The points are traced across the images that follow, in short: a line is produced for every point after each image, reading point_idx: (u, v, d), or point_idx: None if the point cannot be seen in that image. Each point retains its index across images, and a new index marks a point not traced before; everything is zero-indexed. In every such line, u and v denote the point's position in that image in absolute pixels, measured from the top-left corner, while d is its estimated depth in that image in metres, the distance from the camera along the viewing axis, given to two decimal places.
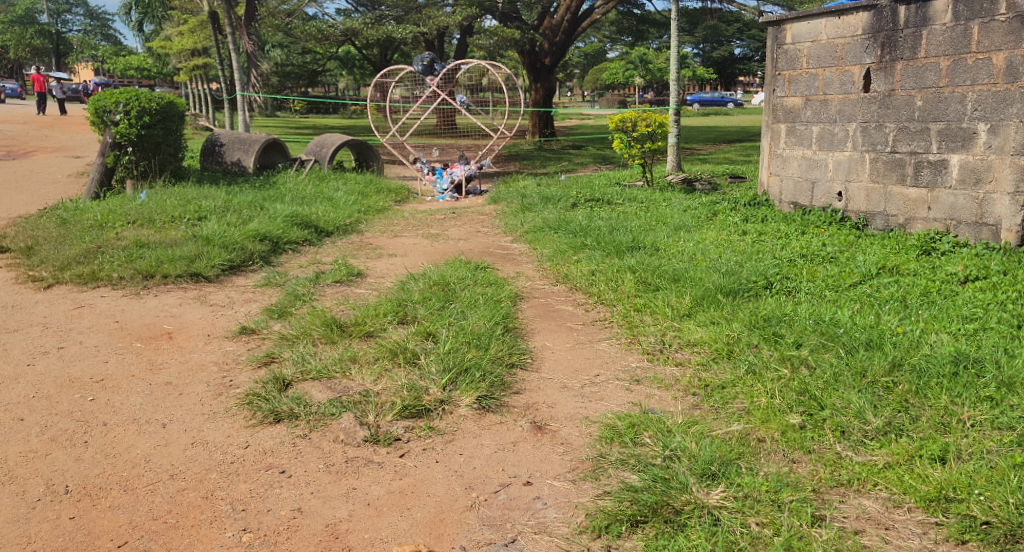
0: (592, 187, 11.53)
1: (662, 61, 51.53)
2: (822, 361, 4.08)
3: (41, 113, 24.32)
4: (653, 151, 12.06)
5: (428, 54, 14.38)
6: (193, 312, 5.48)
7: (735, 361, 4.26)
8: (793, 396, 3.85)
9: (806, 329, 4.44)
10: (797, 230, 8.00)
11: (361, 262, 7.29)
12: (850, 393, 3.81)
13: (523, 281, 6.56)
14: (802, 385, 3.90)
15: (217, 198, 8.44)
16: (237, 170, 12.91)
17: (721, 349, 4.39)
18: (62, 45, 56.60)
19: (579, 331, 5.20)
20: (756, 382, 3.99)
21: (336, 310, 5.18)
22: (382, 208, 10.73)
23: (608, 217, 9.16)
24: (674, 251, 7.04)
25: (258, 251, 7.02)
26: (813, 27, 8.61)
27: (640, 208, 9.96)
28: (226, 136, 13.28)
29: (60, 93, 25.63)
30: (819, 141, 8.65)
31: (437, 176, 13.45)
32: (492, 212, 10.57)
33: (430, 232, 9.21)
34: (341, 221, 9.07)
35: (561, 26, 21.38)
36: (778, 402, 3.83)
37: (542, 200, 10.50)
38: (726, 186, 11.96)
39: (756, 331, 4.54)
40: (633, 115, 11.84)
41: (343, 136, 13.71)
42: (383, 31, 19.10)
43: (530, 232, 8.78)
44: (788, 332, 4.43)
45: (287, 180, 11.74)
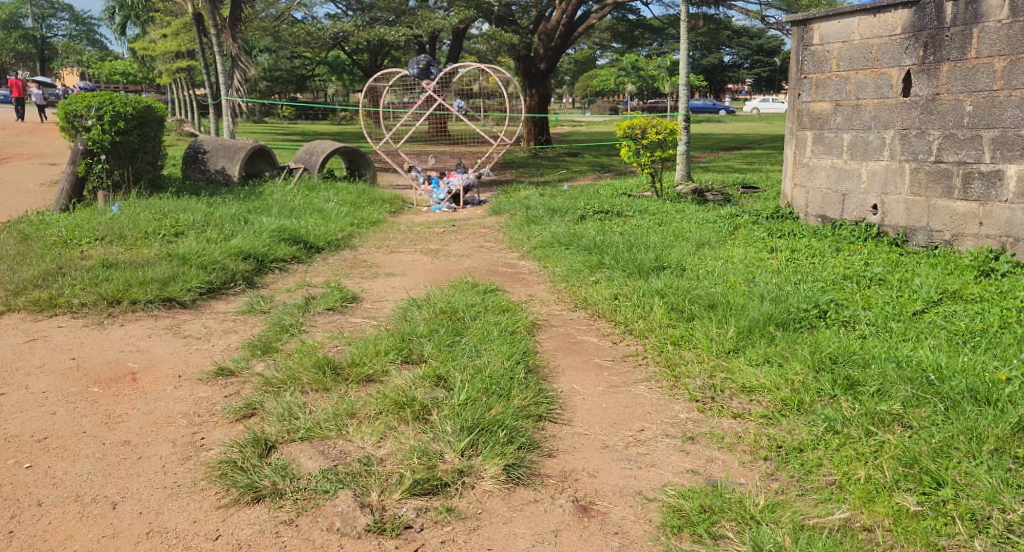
0: (598, 198, 10.88)
1: (654, 68, 51.02)
2: (924, 422, 3.49)
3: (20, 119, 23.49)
4: (663, 159, 11.41)
5: (423, 57, 13.69)
6: (162, 345, 4.77)
7: (808, 417, 3.64)
8: (897, 469, 3.27)
9: (890, 375, 3.82)
10: (831, 246, 7.37)
11: (356, 284, 6.59)
12: (975, 469, 3.20)
13: (538, 306, 5.89)
14: (910, 455, 3.31)
15: (196, 211, 7.71)
16: (221, 179, 12.20)
17: (790, 398, 3.76)
18: (47, 51, 55.74)
19: (610, 368, 4.53)
20: (846, 448, 3.42)
21: (329, 346, 4.47)
22: (376, 221, 10.03)
23: (622, 231, 8.47)
24: (702, 272, 6.36)
25: (239, 271, 6.32)
26: (845, 26, 7.99)
27: (654, 220, 9.28)
28: (209, 143, 12.57)
29: (40, 99, 24.79)
30: (851, 150, 8.02)
31: (433, 185, 12.78)
32: (494, 225, 9.89)
33: (430, 247, 8.52)
34: (333, 235, 8.37)
35: (557, 30, 20.66)
36: (883, 476, 3.26)
37: (547, 212, 9.82)
38: (740, 197, 11.33)
39: (825, 374, 3.91)
40: (642, 121, 11.18)
41: (334, 143, 13.03)
42: (374, 33, 18.40)
43: (538, 248, 8.10)
44: (869, 379, 3.81)
45: (274, 190, 11.04)
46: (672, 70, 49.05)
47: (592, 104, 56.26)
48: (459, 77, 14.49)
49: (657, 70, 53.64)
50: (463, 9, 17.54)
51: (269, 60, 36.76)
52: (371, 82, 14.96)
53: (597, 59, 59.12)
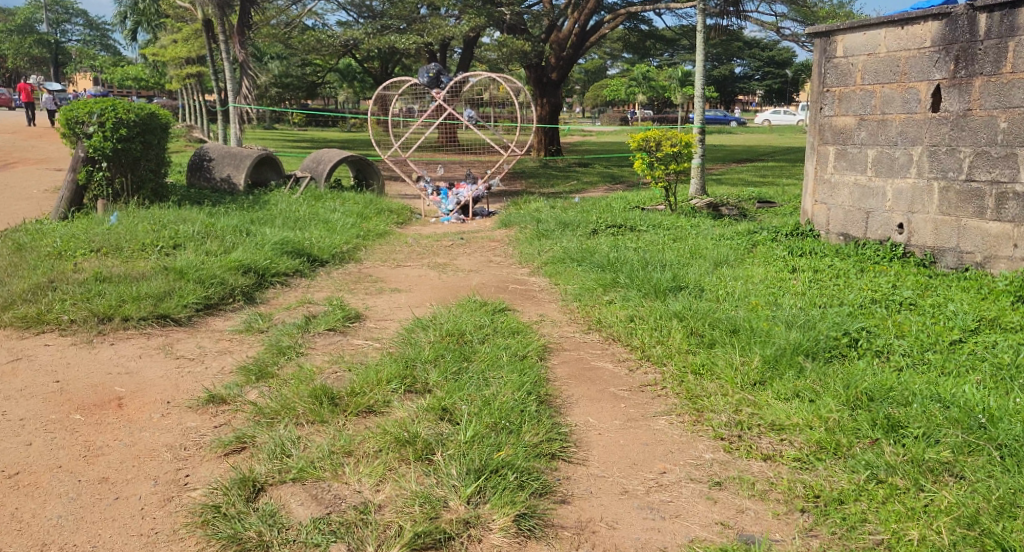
0: (611, 211, 10.62)
1: (665, 79, 50.76)
2: (981, 475, 3.28)
3: (28, 123, 23.34)
4: (677, 172, 11.13)
5: (434, 65, 13.44)
6: (152, 367, 4.49)
7: (846, 462, 3.43)
8: (956, 530, 3.06)
9: (937, 417, 3.60)
10: (855, 267, 7.09)
11: (361, 301, 6.35)
12: None
13: (549, 327, 5.62)
14: (970, 515, 3.10)
15: (196, 221, 7.48)
16: (227, 187, 11.99)
17: (826, 440, 3.55)
18: (60, 55, 55.81)
19: (626, 398, 4.25)
20: (898, 503, 3.21)
21: (328, 372, 4.21)
22: (382, 232, 9.78)
23: (635, 247, 8.19)
24: (722, 293, 6.08)
25: (239, 286, 6.06)
26: (871, 38, 7.71)
27: (669, 236, 9.00)
28: (215, 151, 12.37)
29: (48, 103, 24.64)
30: (876, 166, 7.74)
31: (442, 196, 12.55)
32: (503, 238, 9.62)
33: (437, 261, 8.27)
34: (338, 248, 8.12)
35: (569, 40, 20.50)
36: (940, 537, 3.05)
37: (558, 225, 9.55)
38: (756, 212, 11.06)
39: (864, 414, 3.68)
40: (657, 133, 10.90)
41: (341, 151, 12.79)
42: (384, 41, 18.17)
43: (549, 264, 7.83)
44: (914, 421, 3.59)
45: (280, 200, 10.82)
46: (683, 80, 48.78)
47: (603, 114, 56.01)
48: (469, 87, 14.24)
49: (669, 80, 53.38)
50: (475, 17, 17.31)
51: (279, 66, 36.62)
52: (380, 90, 14.73)
53: (608, 69, 58.90)
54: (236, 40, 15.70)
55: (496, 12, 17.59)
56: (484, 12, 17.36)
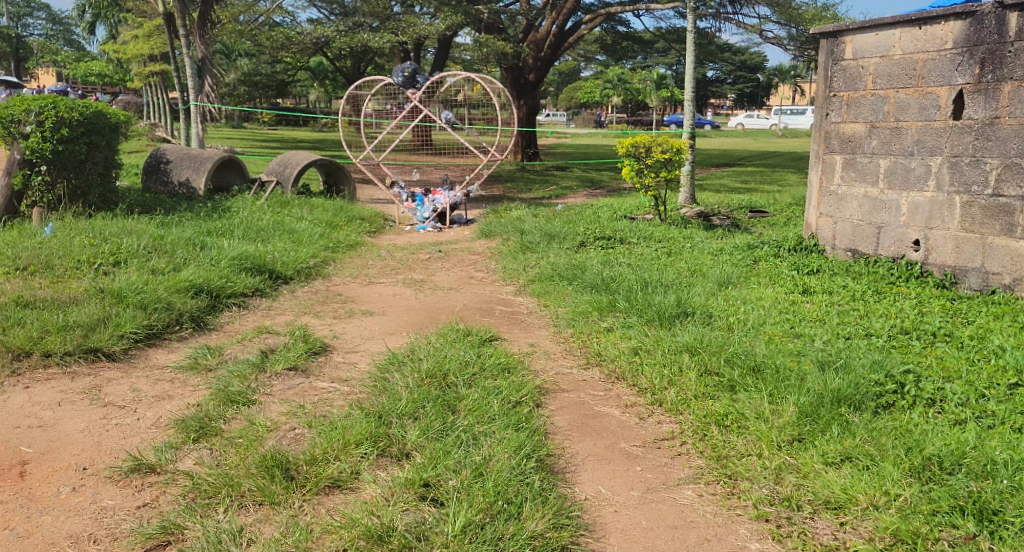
0: (597, 221, 9.99)
1: (640, 82, 50.27)
2: None
3: None
4: (667, 181, 10.51)
5: (409, 64, 12.70)
6: (71, 416, 3.78)
7: None
8: None
9: None
10: (871, 287, 6.48)
11: (328, 328, 5.67)
12: None
13: (542, 361, 4.97)
14: None
15: (143, 233, 6.74)
16: (185, 192, 11.26)
17: (905, 531, 3.11)
18: (22, 50, 54.20)
19: (641, 459, 3.65)
20: None
21: (282, 435, 3.58)
22: (353, 243, 9.08)
23: (628, 263, 7.58)
24: (733, 322, 5.43)
25: (186, 310, 5.33)
26: (884, 39, 7.12)
27: (663, 250, 8.39)
28: (173, 153, 11.64)
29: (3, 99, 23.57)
30: (889, 178, 7.15)
31: (417, 202, 11.87)
32: (484, 250, 8.96)
33: (413, 277, 7.60)
34: (303, 262, 7.41)
35: (546, 40, 20.03)
36: None
37: (542, 237, 8.91)
38: (750, 223, 10.49)
39: (946, 499, 3.20)
40: (647, 139, 10.27)
41: (310, 154, 12.06)
42: (355, 39, 17.42)
43: (536, 282, 7.20)
44: (1009, 510, 3.12)
45: (241, 207, 10.10)
46: (658, 83, 48.36)
47: (577, 116, 55.48)
48: (446, 87, 13.55)
49: (643, 83, 52.97)
50: (451, 15, 16.62)
51: (247, 64, 35.61)
52: (352, 90, 13.97)
53: (583, 70, 58.39)
54: (199, 35, 14.89)
55: (473, 10, 16.90)
56: (461, 10, 16.66)
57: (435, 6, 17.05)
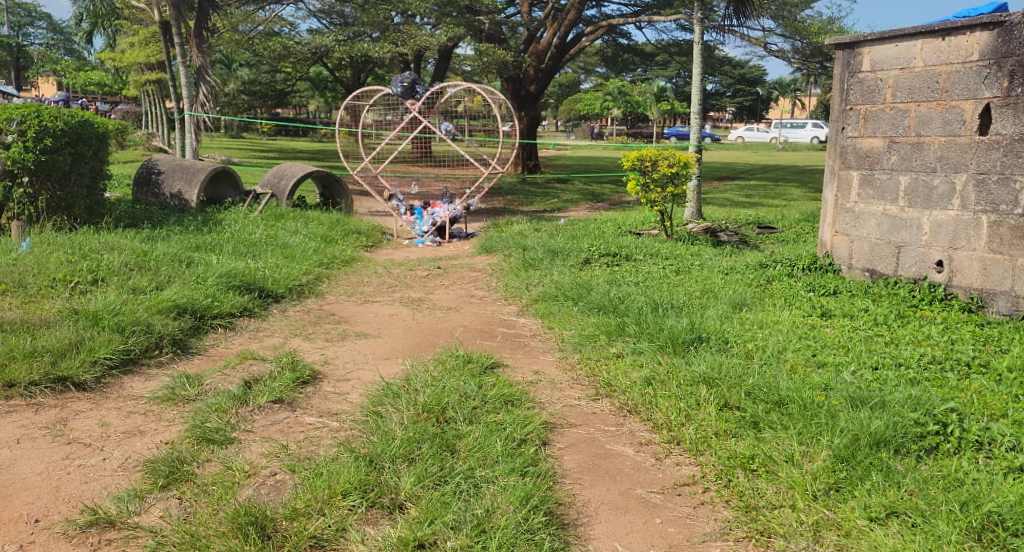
0: (602, 236, 9.66)
1: (640, 95, 50.03)
2: None
3: None
4: (674, 196, 10.18)
5: (409, 74, 12.38)
6: (29, 457, 3.53)
7: None
8: None
9: None
10: (893, 310, 6.14)
11: (319, 352, 5.33)
12: None
13: (548, 392, 4.63)
14: None
15: (127, 249, 6.42)
16: (178, 204, 10.96)
17: None
18: (21, 58, 53.91)
19: (661, 509, 3.38)
20: None
21: (257, 488, 3.34)
22: (349, 259, 8.76)
23: (636, 283, 7.25)
24: (751, 349, 5.08)
25: (168, 332, 4.98)
26: (904, 50, 6.80)
27: (670, 268, 8.08)
28: (164, 164, 11.34)
29: None
30: (909, 196, 6.82)
31: (416, 215, 11.55)
32: (485, 267, 8.63)
33: (411, 295, 7.26)
34: (295, 280, 7.08)
35: (548, 51, 19.59)
36: None
37: (545, 254, 8.59)
38: (759, 240, 10.16)
39: None
40: (653, 152, 9.95)
41: (305, 166, 11.74)
42: (355, 48, 17.14)
43: (540, 302, 6.87)
44: None
45: (234, 221, 9.78)
46: (658, 96, 48.13)
47: (576, 128, 55.23)
48: (446, 98, 13.24)
49: (644, 96, 52.78)
50: (452, 25, 16.34)
51: (245, 73, 35.33)
52: (350, 101, 13.64)
53: (583, 82, 58.21)
54: (194, 43, 14.61)
55: (474, 20, 16.63)
56: (462, 20, 16.38)
57: (436, 16, 16.78)
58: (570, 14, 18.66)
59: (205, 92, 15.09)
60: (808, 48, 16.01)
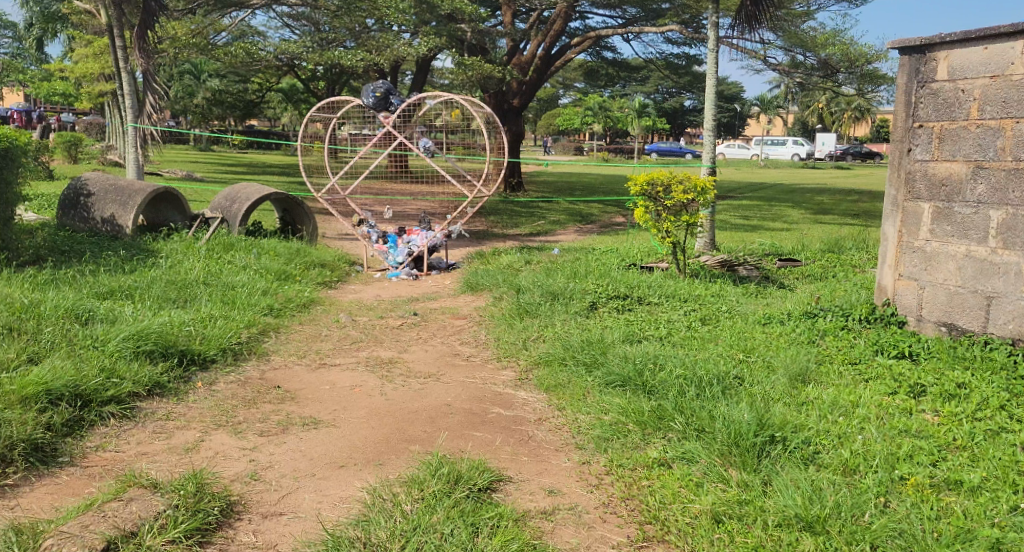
0: (606, 271, 8.31)
1: (622, 112, 48.95)
2: None
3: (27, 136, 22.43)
4: (688, 226, 8.79)
5: (381, 83, 10.91)
6: None
7: None
8: None
9: None
10: (1002, 386, 4.69)
11: (245, 457, 3.90)
12: None
13: (571, 532, 3.30)
14: None
15: (5, 305, 5.14)
16: (110, 230, 9.75)
17: None
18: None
19: None
20: None
21: None
22: (306, 303, 7.30)
23: (655, 342, 5.85)
24: (849, 460, 3.63)
25: (24, 436, 3.71)
26: (996, 55, 5.44)
27: (695, 315, 6.72)
28: (96, 184, 10.17)
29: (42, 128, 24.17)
30: (1004, 235, 5.45)
31: (390, 244, 10.15)
32: (470, 312, 7.22)
33: (379, 356, 5.83)
34: (229, 340, 5.63)
35: (532, 63, 18.33)
36: None
37: (542, 297, 7.17)
38: (784, 278, 8.83)
39: None
40: (664, 175, 8.56)
41: (262, 188, 10.29)
42: (323, 57, 15.69)
43: (542, 369, 5.45)
44: None
45: (172, 255, 8.36)
46: (640, 111, 46.87)
47: (555, 143, 53.94)
48: (424, 111, 11.78)
49: (622, 111, 51.65)
50: (430, 34, 14.84)
51: (212, 84, 33.76)
52: (316, 113, 12.17)
53: (562, 96, 57.03)
54: (138, 47, 13.12)
55: (455, 29, 15.16)
56: (442, 30, 14.92)
57: (412, 24, 15.31)
58: (556, 24, 17.46)
59: (153, 102, 13.60)
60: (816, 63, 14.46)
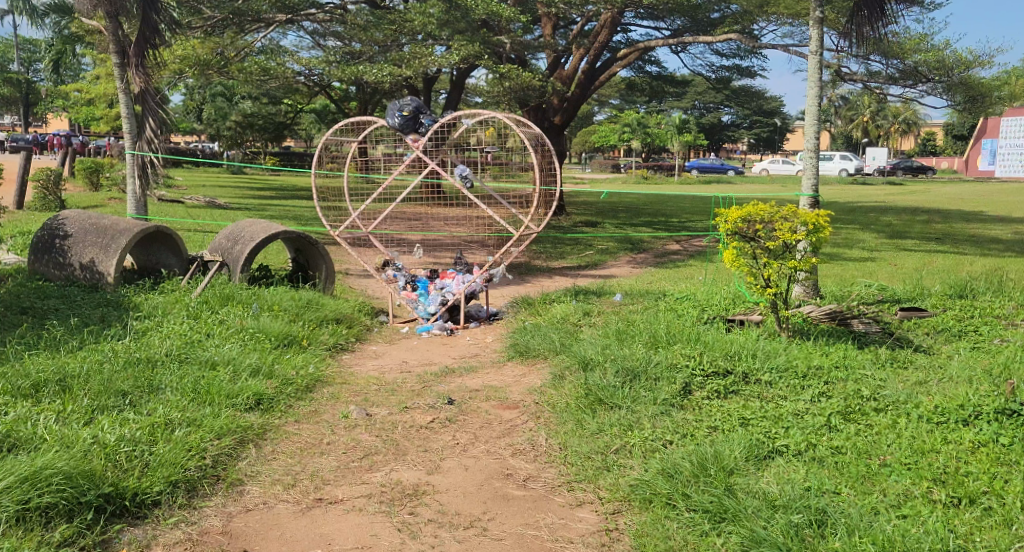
0: (696, 330, 6.54)
1: (662, 127, 46.95)
2: None
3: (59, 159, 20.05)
4: (795, 273, 6.93)
5: (410, 99, 9.21)
6: None
7: None
8: None
9: None
10: None
11: None
12: None
13: None
14: None
15: None
16: (90, 278, 8.19)
17: None
18: (30, 93, 52.27)
19: None
20: None
21: None
22: (309, 384, 5.60)
23: (796, 465, 4.03)
24: None
25: None
26: None
27: (835, 404, 4.82)
28: (74, 223, 8.55)
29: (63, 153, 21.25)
30: None
31: (420, 291, 8.46)
32: (523, 395, 5.48)
33: (399, 484, 4.16)
34: (183, 466, 4.00)
35: (574, 77, 16.63)
36: None
37: (618, 376, 5.40)
38: (915, 336, 6.95)
39: None
40: (766, 209, 6.73)
41: (270, 225, 8.61)
42: (346, 72, 14.10)
43: (644, 515, 3.78)
44: None
45: (153, 315, 6.83)
46: (679, 127, 44.81)
47: (591, 160, 52.01)
48: (459, 131, 10.04)
49: (661, 126, 49.64)
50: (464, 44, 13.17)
51: (237, 105, 32.43)
52: (335, 135, 10.47)
53: (597, 112, 55.22)
54: (136, 65, 11.57)
55: (492, 39, 13.44)
56: (478, 40, 13.20)
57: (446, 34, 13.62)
58: (601, 35, 15.79)
59: (156, 125, 12.02)
60: (896, 73, 11.48)
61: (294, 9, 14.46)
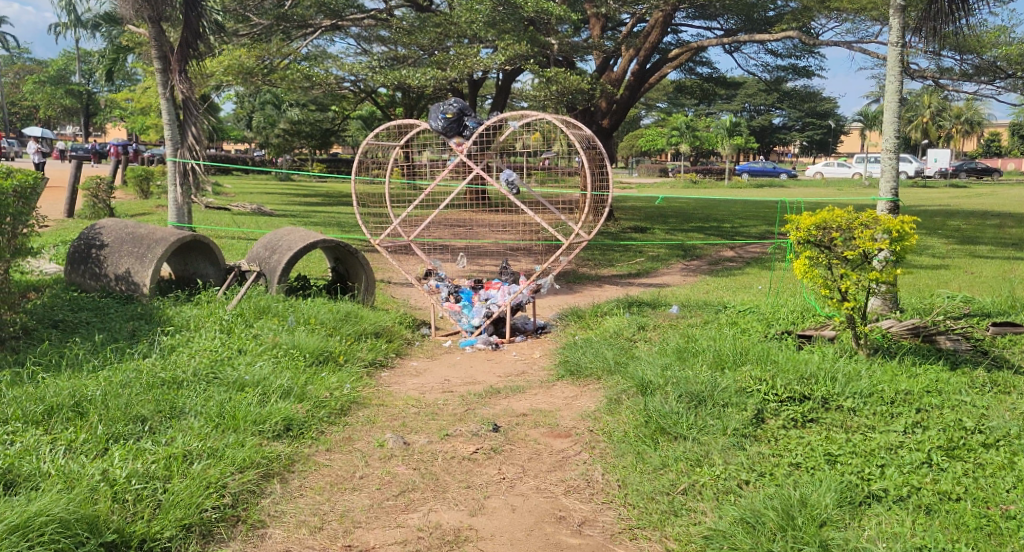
0: (764, 347, 5.97)
1: (712, 130, 45.97)
2: None
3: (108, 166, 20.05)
4: (875, 285, 6.28)
5: (454, 101, 8.75)
6: None
7: None
8: None
9: None
10: None
11: None
12: None
13: None
14: None
15: None
16: (126, 289, 7.90)
17: None
18: (85, 102, 53.20)
19: None
20: None
21: None
22: (344, 406, 5.18)
23: (901, 515, 3.63)
24: None
25: None
26: None
27: (940, 435, 4.22)
28: (110, 232, 8.25)
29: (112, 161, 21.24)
30: None
31: (464, 302, 8.01)
32: (575, 421, 4.98)
33: (438, 528, 3.72)
34: (199, 505, 3.61)
35: (624, 80, 16.06)
36: None
37: (682, 402, 4.86)
38: (1008, 355, 6.30)
39: None
40: (843, 216, 6.11)
41: (309, 233, 8.23)
42: (390, 76, 13.73)
43: None
44: None
45: (185, 328, 6.49)
46: (730, 130, 43.79)
47: (640, 163, 51.17)
48: (505, 134, 9.54)
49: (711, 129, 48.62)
50: (512, 45, 12.75)
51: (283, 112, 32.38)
52: (377, 140, 10.04)
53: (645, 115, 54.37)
54: (178, 71, 11.29)
55: (540, 40, 12.94)
56: (525, 41, 12.71)
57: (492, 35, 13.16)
58: (652, 34, 15.18)
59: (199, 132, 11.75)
60: (971, 69, 10.70)
61: (337, 13, 14.14)
